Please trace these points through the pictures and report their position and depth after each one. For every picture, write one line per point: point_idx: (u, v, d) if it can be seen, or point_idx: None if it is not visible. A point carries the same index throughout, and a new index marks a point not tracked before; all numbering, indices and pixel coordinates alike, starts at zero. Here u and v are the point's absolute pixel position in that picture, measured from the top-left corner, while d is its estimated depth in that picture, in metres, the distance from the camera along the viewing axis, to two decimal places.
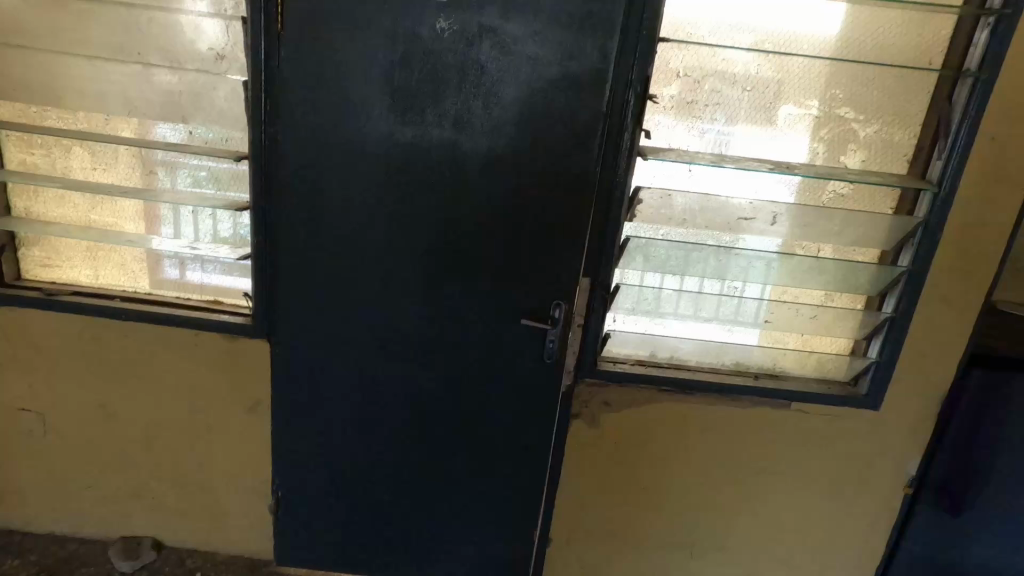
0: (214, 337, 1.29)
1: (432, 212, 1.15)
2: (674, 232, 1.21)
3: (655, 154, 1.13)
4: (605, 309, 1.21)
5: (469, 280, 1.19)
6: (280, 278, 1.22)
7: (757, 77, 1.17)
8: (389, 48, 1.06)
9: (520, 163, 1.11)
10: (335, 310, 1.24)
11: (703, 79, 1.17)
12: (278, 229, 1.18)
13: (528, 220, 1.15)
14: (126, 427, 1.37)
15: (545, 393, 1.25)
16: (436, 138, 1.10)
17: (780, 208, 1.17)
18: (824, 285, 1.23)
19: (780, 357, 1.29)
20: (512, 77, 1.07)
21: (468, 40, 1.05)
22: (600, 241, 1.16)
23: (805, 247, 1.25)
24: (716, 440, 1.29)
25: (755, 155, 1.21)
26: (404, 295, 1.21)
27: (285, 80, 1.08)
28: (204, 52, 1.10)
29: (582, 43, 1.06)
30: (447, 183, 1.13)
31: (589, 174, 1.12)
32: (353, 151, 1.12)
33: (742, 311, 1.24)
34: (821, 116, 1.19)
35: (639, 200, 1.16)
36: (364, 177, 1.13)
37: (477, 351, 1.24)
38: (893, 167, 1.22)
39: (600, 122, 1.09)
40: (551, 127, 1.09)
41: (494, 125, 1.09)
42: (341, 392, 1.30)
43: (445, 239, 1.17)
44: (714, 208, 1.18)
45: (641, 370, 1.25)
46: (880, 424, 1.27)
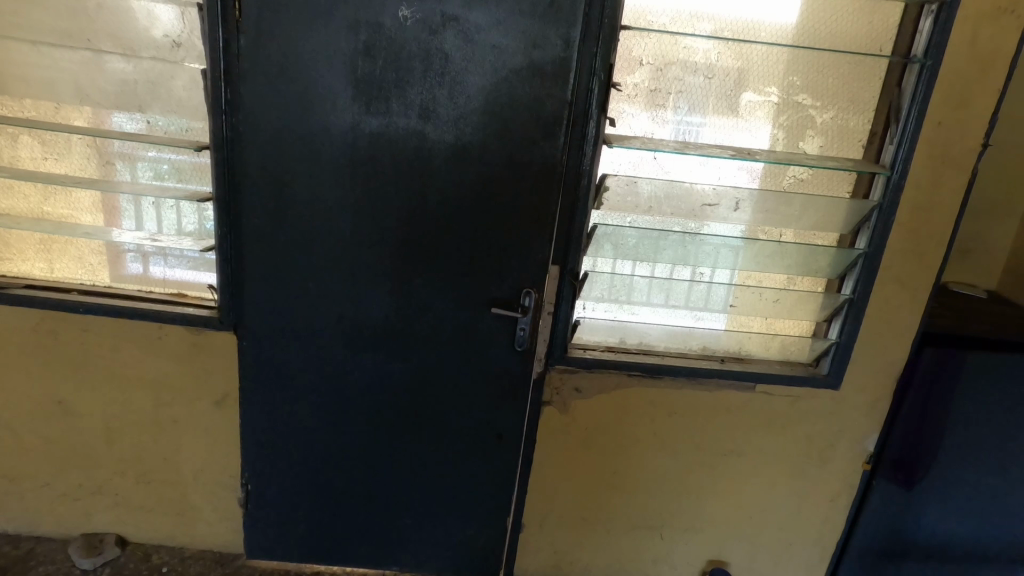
0: (176, 331, 1.27)
1: (400, 201, 1.15)
2: (641, 219, 1.22)
3: (622, 142, 1.14)
4: (574, 298, 1.22)
5: (437, 269, 1.19)
6: (245, 270, 1.20)
7: (718, 65, 1.19)
8: (352, 37, 1.05)
9: (486, 153, 1.12)
10: (303, 302, 1.23)
11: (665, 67, 1.18)
12: (243, 220, 1.16)
13: (496, 209, 1.15)
14: (86, 423, 1.34)
15: (514, 379, 1.27)
16: (402, 128, 1.10)
17: (745, 194, 1.21)
18: (786, 268, 1.27)
19: (745, 340, 1.33)
20: (477, 66, 1.07)
21: (432, 29, 1.05)
22: (568, 230, 1.18)
23: (767, 231, 1.27)
24: (683, 423, 1.32)
25: (717, 141, 1.23)
26: (373, 285, 1.21)
27: (246, 70, 1.06)
28: (160, 39, 1.08)
29: (545, 32, 1.06)
30: (414, 172, 1.13)
31: (555, 163, 1.13)
32: (318, 142, 1.11)
33: (707, 295, 1.28)
34: (779, 103, 1.21)
35: (606, 186, 1.17)
36: (330, 168, 1.13)
37: (445, 339, 1.24)
38: (850, 152, 1.25)
39: (566, 111, 1.10)
40: (516, 116, 1.10)
41: (460, 115, 1.10)
42: (308, 383, 1.29)
43: (413, 229, 1.17)
44: (679, 195, 1.20)
45: (611, 357, 1.26)
46: (838, 402, 1.30)
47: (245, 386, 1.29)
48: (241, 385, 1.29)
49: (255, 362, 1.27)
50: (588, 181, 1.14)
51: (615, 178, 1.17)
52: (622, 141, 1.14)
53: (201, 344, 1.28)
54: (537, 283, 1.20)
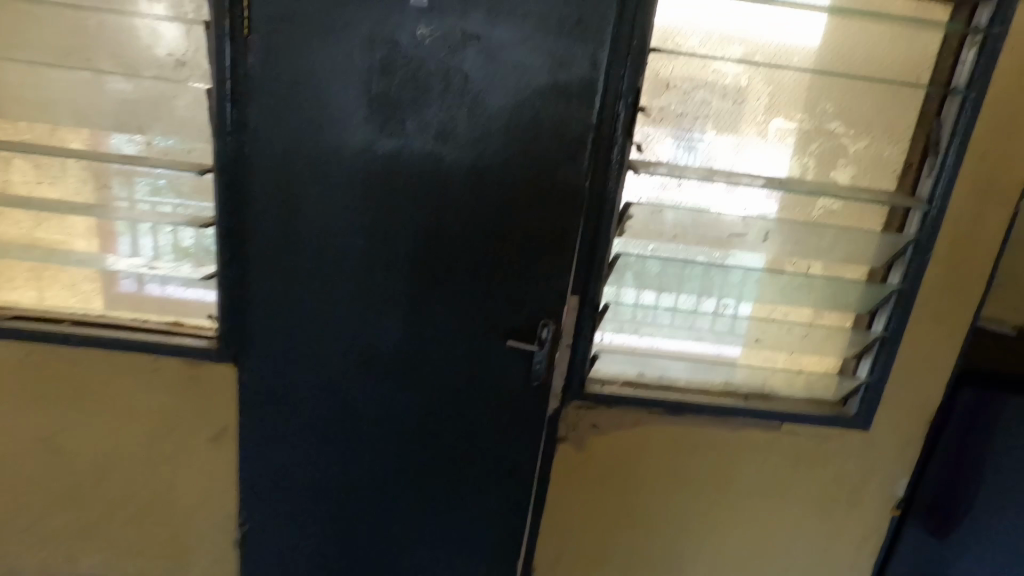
0: (172, 363, 1.19)
1: (413, 228, 1.09)
2: (663, 248, 1.16)
3: (647, 167, 1.09)
4: (594, 329, 1.15)
5: (451, 300, 1.13)
6: (249, 299, 1.14)
7: (748, 89, 1.15)
8: (367, 56, 0.99)
9: (505, 177, 1.06)
10: (309, 332, 1.16)
11: (693, 91, 1.14)
12: (247, 246, 1.10)
13: (514, 237, 1.09)
14: (75, 460, 1.26)
15: (530, 418, 1.19)
16: (417, 151, 1.04)
17: (773, 224, 1.15)
18: (814, 301, 1.21)
19: (769, 377, 1.26)
20: (498, 86, 1.02)
21: (451, 48, 1.00)
22: (590, 259, 1.11)
23: (795, 262, 1.21)
24: (705, 464, 1.25)
25: (746, 169, 1.18)
26: (383, 316, 1.14)
27: (253, 89, 1.00)
28: (163, 58, 1.02)
29: (570, 52, 1.01)
30: (429, 197, 1.07)
31: (578, 188, 1.07)
32: (327, 165, 1.05)
33: (730, 326, 1.22)
34: (811, 131, 1.17)
35: (629, 216, 1.11)
36: (340, 192, 1.06)
37: (458, 374, 1.17)
38: (883, 182, 1.20)
39: (590, 135, 1.04)
40: (538, 139, 1.04)
41: (478, 137, 1.04)
42: (312, 419, 1.22)
43: (427, 257, 1.11)
44: (705, 225, 1.15)
45: (631, 393, 1.19)
46: (867, 443, 1.25)
47: (245, 421, 1.22)
48: (240, 420, 1.22)
49: (256, 396, 1.20)
50: (611, 208, 1.08)
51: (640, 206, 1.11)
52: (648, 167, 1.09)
53: (199, 375, 1.21)
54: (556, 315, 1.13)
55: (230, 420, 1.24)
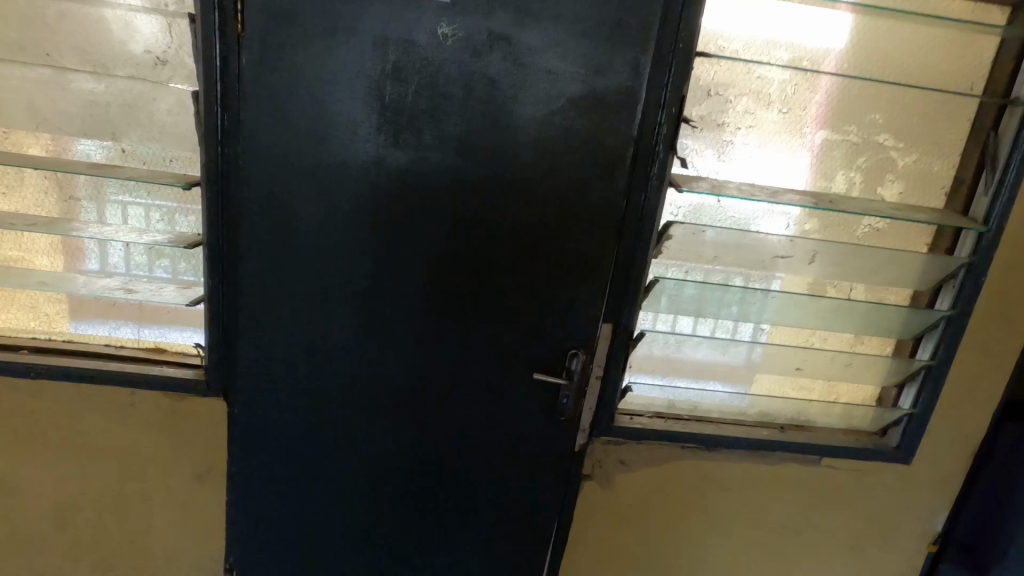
0: (150, 398, 1.06)
1: (430, 250, 0.97)
2: (700, 270, 1.07)
3: (686, 183, 0.98)
4: (626, 359, 1.04)
5: (470, 329, 1.02)
6: (240, 328, 1.00)
7: (794, 97, 1.05)
8: (379, 57, 0.86)
9: (534, 196, 0.94)
10: (309, 366, 1.03)
11: (736, 99, 1.03)
12: (238, 270, 0.97)
13: (542, 261, 0.98)
14: (38, 503, 1.12)
15: (552, 456, 1.09)
16: (435, 166, 0.92)
17: (820, 245, 1.05)
18: (856, 328, 1.12)
19: (806, 408, 1.18)
20: (528, 94, 0.90)
21: (475, 50, 0.87)
22: (625, 285, 1.00)
23: (837, 284, 1.14)
24: (737, 502, 1.17)
25: (788, 184, 1.08)
26: (391, 347, 1.02)
27: (246, 93, 0.87)
28: (141, 55, 0.88)
29: (609, 57, 0.89)
30: (447, 217, 0.95)
31: (614, 209, 0.96)
32: (332, 180, 0.92)
33: (767, 356, 1.12)
34: (859, 143, 1.07)
35: (670, 234, 1.01)
36: (347, 211, 0.94)
37: (474, 410, 1.06)
38: (931, 199, 1.11)
39: (629, 150, 0.93)
40: (571, 154, 0.93)
41: (504, 151, 0.92)
42: (308, 461, 1.09)
43: (444, 282, 0.99)
44: (747, 246, 1.04)
45: (663, 427, 1.11)
46: (905, 475, 1.18)
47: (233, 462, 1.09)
48: (227, 462, 1.08)
49: (246, 437, 1.07)
50: (650, 230, 0.98)
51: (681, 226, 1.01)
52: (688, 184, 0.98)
53: (181, 412, 1.07)
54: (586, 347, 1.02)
55: (215, 462, 1.10)
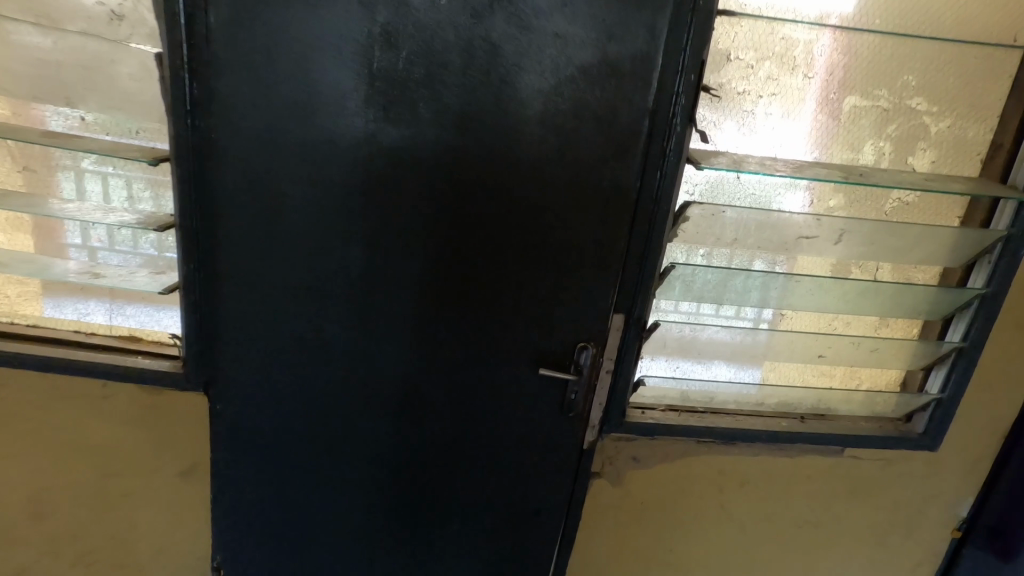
0: (127, 394, 0.99)
1: (427, 236, 0.88)
2: (717, 254, 0.99)
3: (702, 158, 0.90)
4: (638, 351, 0.98)
5: (471, 321, 0.93)
6: (220, 322, 0.91)
7: (821, 58, 0.96)
8: (367, 20, 0.77)
9: (541, 175, 0.86)
10: (297, 363, 0.94)
11: (757, 64, 0.94)
12: (216, 258, 0.88)
13: (550, 247, 0.90)
14: (8, 506, 1.04)
15: (560, 451, 1.02)
16: (431, 143, 0.83)
17: (848, 223, 0.96)
18: (881, 310, 1.05)
19: (828, 396, 1.11)
20: (534, 61, 0.80)
21: (474, 12, 0.78)
22: (639, 272, 0.93)
23: (862, 265, 1.06)
24: (755, 496, 1.12)
25: (812, 155, 1.00)
26: (385, 338, 0.94)
27: (217, 59, 0.77)
28: (93, 8, 0.79)
29: (624, 18, 0.80)
30: (444, 199, 0.86)
31: (628, 189, 0.88)
32: (318, 159, 0.83)
33: (789, 343, 1.05)
34: (889, 108, 0.99)
35: (686, 217, 0.93)
36: (335, 193, 0.85)
37: (476, 403, 0.98)
38: (965, 168, 1.03)
39: (644, 123, 0.85)
40: (581, 128, 0.84)
41: (508, 125, 0.83)
42: (299, 458, 1.01)
43: (443, 271, 0.91)
44: (770, 226, 0.96)
45: (676, 421, 1.05)
46: (930, 461, 1.12)
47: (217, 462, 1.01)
48: (211, 462, 1.01)
49: (230, 438, 0.99)
50: (667, 212, 0.90)
51: (698, 206, 0.92)
52: (705, 159, 0.89)
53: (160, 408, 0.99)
54: (597, 338, 0.95)
55: (198, 461, 1.02)
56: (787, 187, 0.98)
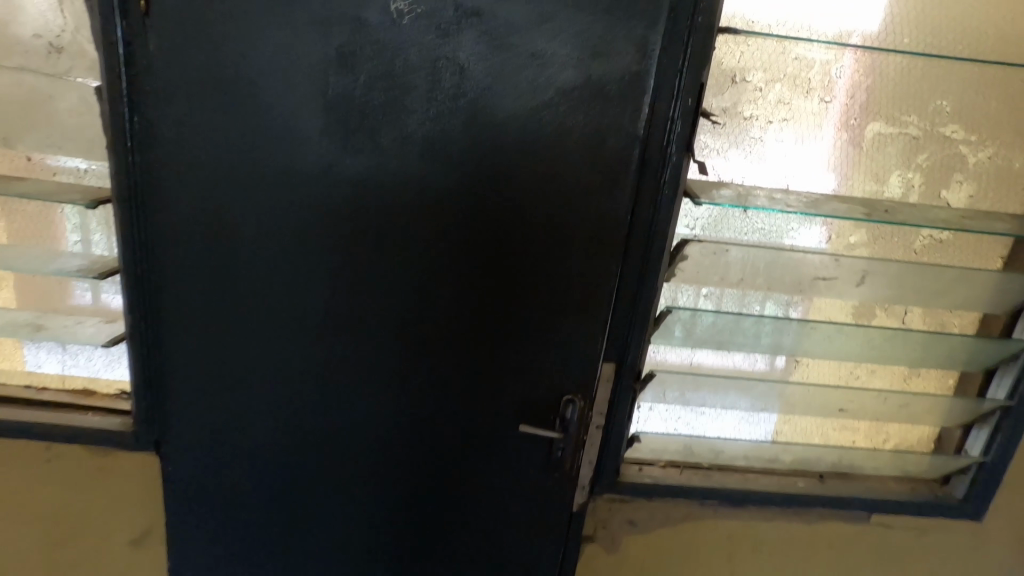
0: (62, 455, 0.87)
1: (394, 277, 0.80)
2: (726, 297, 0.90)
3: (709, 195, 0.80)
4: (633, 404, 0.87)
5: (445, 371, 0.84)
6: (168, 373, 0.83)
7: (841, 81, 0.85)
8: (322, 40, 0.70)
9: (519, 210, 0.77)
10: (254, 417, 0.85)
11: (766, 86, 0.85)
12: (162, 302, 0.79)
13: (530, 290, 0.81)
14: None
15: (546, 514, 0.92)
16: (396, 174, 0.75)
17: (872, 263, 0.85)
18: (912, 360, 0.93)
19: (846, 452, 0.98)
20: (508, 84, 0.72)
21: (441, 30, 0.70)
22: (632, 317, 0.83)
23: (887, 307, 0.94)
24: (771, 565, 1.00)
25: (831, 188, 0.89)
26: (350, 388, 0.85)
27: (158, 85, 0.70)
28: (31, 41, 0.72)
29: (610, 34, 0.71)
30: (412, 235, 0.78)
31: (618, 224, 0.78)
32: (272, 193, 0.75)
33: (805, 398, 0.94)
34: (920, 137, 0.88)
35: (684, 255, 0.83)
36: (292, 230, 0.77)
37: (451, 460, 0.89)
38: (1009, 203, 0.91)
39: (635, 152, 0.76)
40: (563, 156, 0.75)
41: (481, 155, 0.75)
42: (256, 523, 0.91)
43: (413, 314, 0.82)
44: (782, 267, 0.85)
45: (676, 479, 0.94)
46: (973, 531, 0.99)
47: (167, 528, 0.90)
48: (162, 526, 0.91)
49: (182, 501, 0.89)
50: (661, 250, 0.80)
51: (701, 245, 0.82)
52: (712, 196, 0.80)
53: (106, 473, 0.88)
54: (585, 389, 0.85)
55: (147, 535, 0.92)
56: (800, 221, 0.87)
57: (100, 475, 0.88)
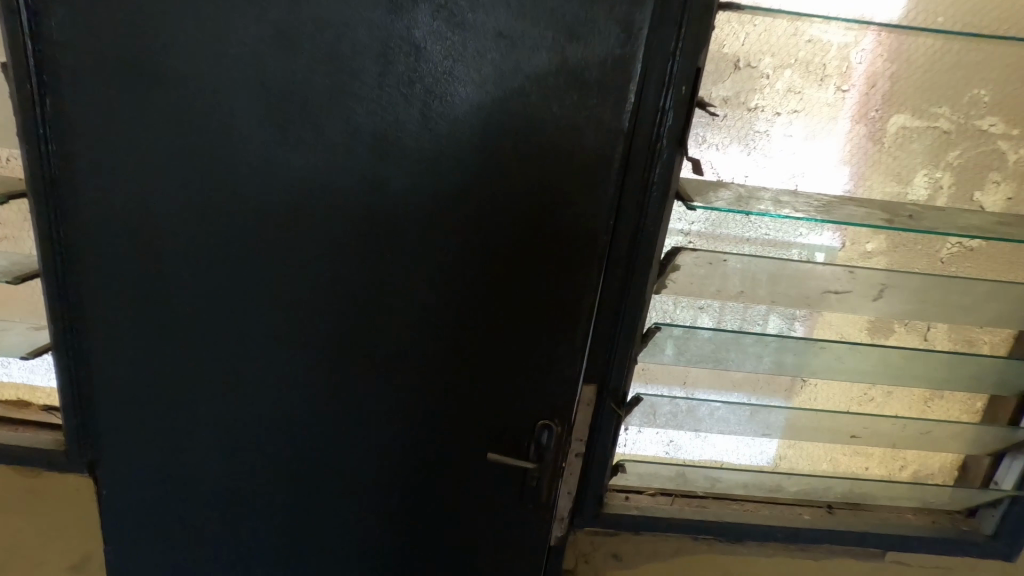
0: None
1: (347, 286, 0.71)
2: (724, 311, 0.81)
3: (704, 198, 0.70)
4: (617, 430, 0.78)
5: (407, 390, 0.76)
6: (99, 387, 0.75)
7: (861, 66, 0.75)
8: (253, 16, 0.60)
9: (486, 214, 0.68)
10: (197, 436, 0.78)
11: (774, 73, 0.74)
12: (89, 310, 0.72)
13: (500, 303, 0.72)
14: None
15: (521, 547, 0.83)
16: (346, 171, 0.66)
17: (892, 275, 0.74)
18: (935, 383, 0.83)
19: (855, 485, 0.87)
20: (472, 70, 0.63)
21: (391, 4, 0.60)
22: (615, 334, 0.74)
23: (908, 323, 0.85)
24: None
25: (845, 190, 0.79)
26: (300, 408, 0.77)
27: (70, 67, 0.62)
28: None
29: (589, 10, 0.61)
30: (365, 240, 0.69)
31: (600, 231, 0.69)
32: (207, 191, 0.67)
33: (814, 423, 0.83)
34: (951, 131, 0.77)
35: (675, 264, 0.72)
36: (230, 232, 0.69)
37: (415, 486, 0.80)
38: None
39: (619, 149, 0.66)
40: (535, 152, 0.65)
41: (442, 151, 0.65)
42: (204, 549, 0.83)
43: (368, 327, 0.73)
44: (789, 280, 0.74)
45: (667, 511, 0.85)
46: (999, 570, 0.89)
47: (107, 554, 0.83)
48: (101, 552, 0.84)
49: (123, 524, 0.82)
50: (649, 261, 0.71)
51: (693, 255, 0.72)
52: (707, 199, 0.70)
53: (40, 494, 0.81)
54: (562, 414, 0.76)
55: (85, 562, 0.85)
56: (810, 227, 0.77)
57: (32, 494, 0.81)
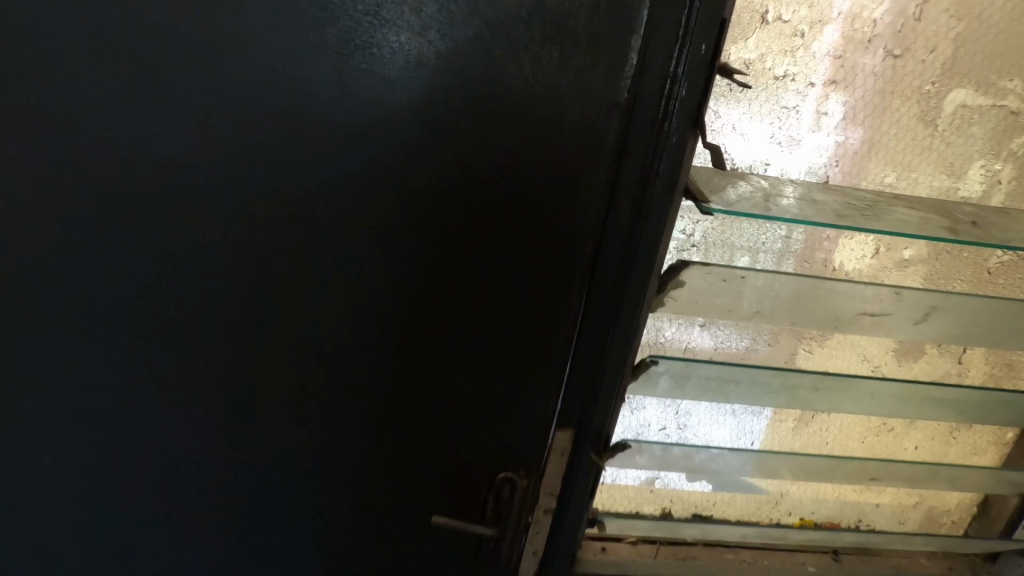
0: None
1: (247, 298, 0.54)
2: (732, 334, 0.65)
3: (723, 198, 0.52)
4: (596, 484, 0.61)
5: (330, 428, 0.60)
6: None
7: (920, 24, 0.58)
8: None
9: (429, 208, 0.51)
10: (56, 475, 0.61)
11: (811, 30, 0.57)
12: None
13: (448, 320, 0.56)
14: None
15: None
16: (238, 147, 0.49)
17: (945, 297, 0.60)
18: (971, 417, 0.69)
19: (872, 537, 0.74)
20: (410, 12, 0.46)
21: None
22: (596, 371, 0.56)
23: (943, 345, 0.70)
24: None
25: (888, 186, 0.62)
26: (190, 444, 0.60)
27: None
28: None
29: None
30: (268, 237, 0.52)
31: (579, 236, 0.53)
32: (45, 165, 0.49)
33: (829, 471, 0.69)
34: (1019, 113, 0.62)
35: (679, 277, 0.55)
36: (82, 216, 0.51)
37: (339, 538, 0.65)
38: None
39: (611, 128, 0.49)
40: (495, 127, 0.48)
41: (369, 121, 0.48)
42: None
43: (277, 348, 0.56)
44: (817, 303, 0.59)
45: (651, 565, 0.71)
46: None
47: None
48: None
49: None
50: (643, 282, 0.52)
51: (703, 269, 0.54)
52: (728, 201, 0.52)
53: None
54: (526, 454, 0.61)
55: None
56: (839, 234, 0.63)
57: None
